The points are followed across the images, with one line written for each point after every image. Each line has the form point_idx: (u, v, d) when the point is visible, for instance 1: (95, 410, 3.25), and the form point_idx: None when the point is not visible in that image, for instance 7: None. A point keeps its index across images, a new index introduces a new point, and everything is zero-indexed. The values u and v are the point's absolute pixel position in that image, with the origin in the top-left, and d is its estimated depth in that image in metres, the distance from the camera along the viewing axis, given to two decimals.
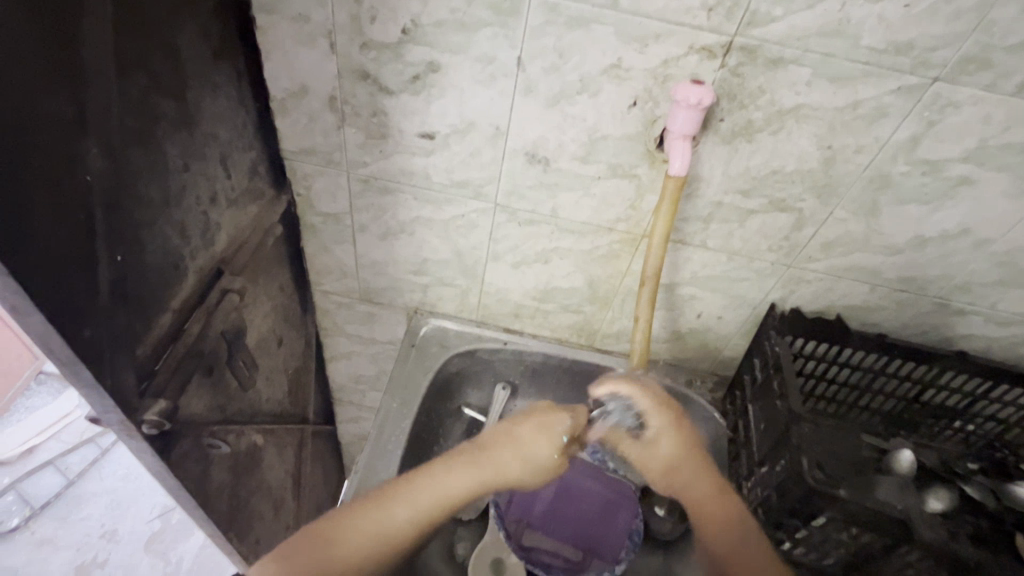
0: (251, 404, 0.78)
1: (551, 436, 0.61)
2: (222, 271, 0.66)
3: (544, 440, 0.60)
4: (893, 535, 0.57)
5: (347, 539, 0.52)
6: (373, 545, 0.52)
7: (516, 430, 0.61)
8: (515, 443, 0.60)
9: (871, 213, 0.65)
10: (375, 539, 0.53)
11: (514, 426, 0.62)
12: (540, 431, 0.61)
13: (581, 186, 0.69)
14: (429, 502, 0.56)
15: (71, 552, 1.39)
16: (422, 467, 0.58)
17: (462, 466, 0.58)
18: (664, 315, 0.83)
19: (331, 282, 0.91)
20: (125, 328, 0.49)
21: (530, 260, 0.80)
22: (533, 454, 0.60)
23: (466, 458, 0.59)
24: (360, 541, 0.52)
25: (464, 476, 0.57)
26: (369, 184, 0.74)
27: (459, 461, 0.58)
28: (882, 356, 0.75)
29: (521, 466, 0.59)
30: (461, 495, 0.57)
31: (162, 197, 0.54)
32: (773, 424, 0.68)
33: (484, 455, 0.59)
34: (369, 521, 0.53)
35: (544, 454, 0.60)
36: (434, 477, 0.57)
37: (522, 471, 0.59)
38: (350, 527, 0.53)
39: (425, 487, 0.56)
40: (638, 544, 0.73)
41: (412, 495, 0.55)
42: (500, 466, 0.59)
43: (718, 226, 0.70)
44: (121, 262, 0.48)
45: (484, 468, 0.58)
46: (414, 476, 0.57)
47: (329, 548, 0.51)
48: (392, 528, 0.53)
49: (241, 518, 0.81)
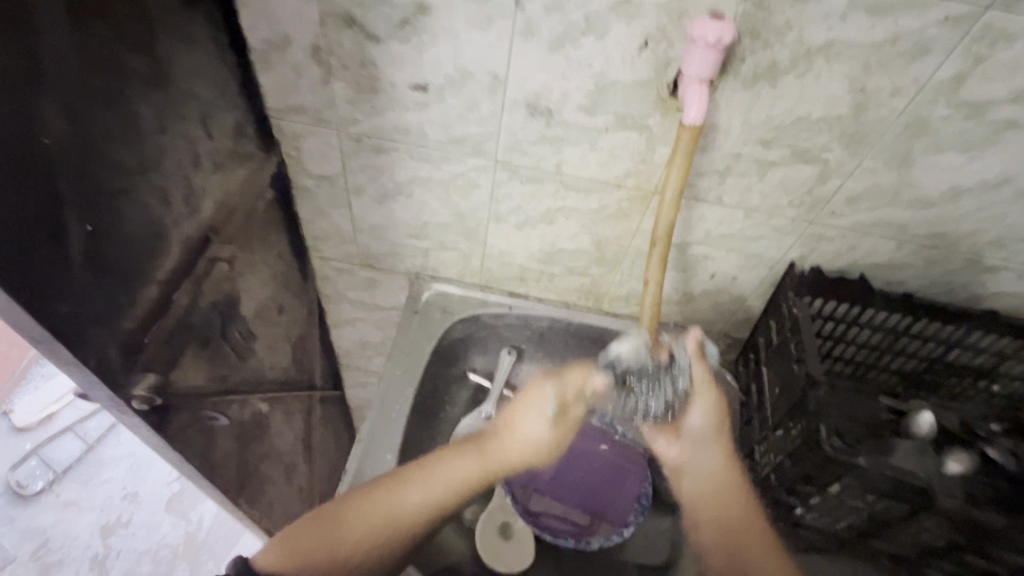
0: (253, 373, 0.77)
1: (537, 408, 0.59)
2: (211, 239, 0.63)
3: (531, 413, 0.59)
4: (913, 502, 0.56)
5: (357, 524, 0.52)
6: (386, 527, 0.52)
7: (508, 411, 0.61)
8: (519, 428, 0.59)
9: (904, 163, 0.60)
10: (388, 522, 0.52)
11: (514, 403, 0.61)
12: (536, 408, 0.59)
13: (587, 140, 0.64)
14: (441, 487, 0.55)
15: (96, 513, 1.44)
16: (435, 454, 0.58)
17: (471, 452, 0.58)
18: (676, 276, 0.80)
19: (330, 248, 0.88)
20: (105, 302, 0.47)
21: (535, 220, 0.76)
22: (526, 431, 0.59)
23: (473, 445, 0.58)
24: (371, 524, 0.52)
25: (473, 462, 0.57)
26: (361, 143, 0.69)
27: (469, 449, 0.58)
28: (904, 315, 0.71)
29: (517, 447, 0.59)
30: (470, 481, 0.56)
31: (138, 160, 0.50)
32: (789, 388, 0.65)
33: (488, 441, 0.59)
34: (380, 505, 0.53)
35: (533, 426, 0.59)
36: (445, 463, 0.57)
37: (519, 450, 0.59)
38: (360, 510, 0.52)
39: (438, 472, 0.56)
40: (647, 507, 0.75)
41: (426, 479, 0.55)
42: (504, 450, 0.58)
43: (735, 180, 0.65)
44: (94, 232, 0.45)
45: (489, 455, 0.58)
46: (426, 462, 0.57)
47: (339, 531, 0.51)
48: (407, 511, 0.53)
49: (251, 485, 0.81)
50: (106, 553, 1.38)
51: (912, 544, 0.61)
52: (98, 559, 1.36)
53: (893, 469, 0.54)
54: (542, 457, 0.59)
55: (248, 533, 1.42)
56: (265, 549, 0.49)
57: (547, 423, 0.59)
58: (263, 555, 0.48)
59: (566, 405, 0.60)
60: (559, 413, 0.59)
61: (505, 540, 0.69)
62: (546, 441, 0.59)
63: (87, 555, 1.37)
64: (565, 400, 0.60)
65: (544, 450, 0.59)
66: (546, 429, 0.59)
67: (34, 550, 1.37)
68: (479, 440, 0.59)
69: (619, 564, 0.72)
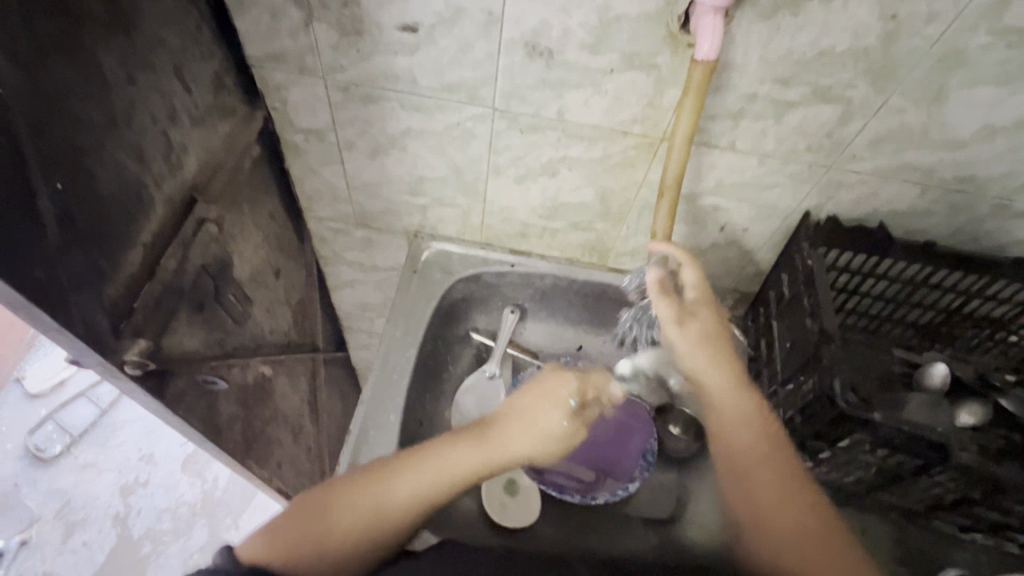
0: (252, 336, 0.75)
1: (554, 401, 0.57)
2: (196, 198, 0.60)
3: (549, 407, 0.56)
4: (927, 457, 0.54)
5: (346, 513, 0.50)
6: (373, 520, 0.51)
7: (518, 404, 0.58)
8: (521, 418, 0.57)
9: (934, 100, 0.55)
10: (377, 514, 0.51)
11: (520, 396, 0.59)
12: (545, 399, 0.57)
13: (591, 82, 0.59)
14: (434, 481, 0.53)
15: (114, 474, 1.48)
16: (431, 444, 0.55)
17: (470, 448, 0.54)
18: (684, 229, 0.76)
19: (324, 207, 0.85)
20: (85, 265, 0.45)
21: (536, 173, 0.72)
22: (540, 427, 0.56)
23: (471, 441, 0.55)
24: (357, 517, 0.50)
25: (470, 457, 0.54)
26: (349, 93, 0.65)
27: (468, 443, 0.55)
28: (924, 266, 0.68)
29: (527, 442, 0.55)
30: (468, 475, 0.54)
31: (106, 114, 0.47)
32: (801, 344, 0.63)
33: (491, 435, 0.56)
34: (369, 495, 0.51)
35: (551, 420, 0.56)
36: (440, 455, 0.54)
37: (527, 445, 0.55)
38: (350, 500, 0.51)
39: (432, 465, 0.53)
40: (652, 464, 0.74)
41: (418, 471, 0.53)
42: (507, 446, 0.55)
43: (751, 124, 0.61)
44: (64, 192, 0.42)
45: (493, 450, 0.55)
46: (420, 454, 0.54)
47: (325, 521, 0.50)
48: (398, 503, 0.51)
49: (260, 447, 0.81)
50: (126, 511, 1.42)
51: (922, 496, 0.61)
52: (120, 517, 1.41)
53: (907, 424, 0.52)
54: (553, 453, 0.56)
55: (262, 491, 1.46)
56: (248, 540, 0.48)
57: (564, 417, 0.56)
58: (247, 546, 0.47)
59: (585, 399, 0.58)
60: (579, 407, 0.56)
61: (512, 497, 0.69)
62: (559, 439, 0.56)
63: (109, 513, 1.42)
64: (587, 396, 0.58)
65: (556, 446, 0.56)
66: (564, 424, 0.56)
67: (58, 509, 1.42)
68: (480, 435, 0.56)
69: (626, 518, 0.72)
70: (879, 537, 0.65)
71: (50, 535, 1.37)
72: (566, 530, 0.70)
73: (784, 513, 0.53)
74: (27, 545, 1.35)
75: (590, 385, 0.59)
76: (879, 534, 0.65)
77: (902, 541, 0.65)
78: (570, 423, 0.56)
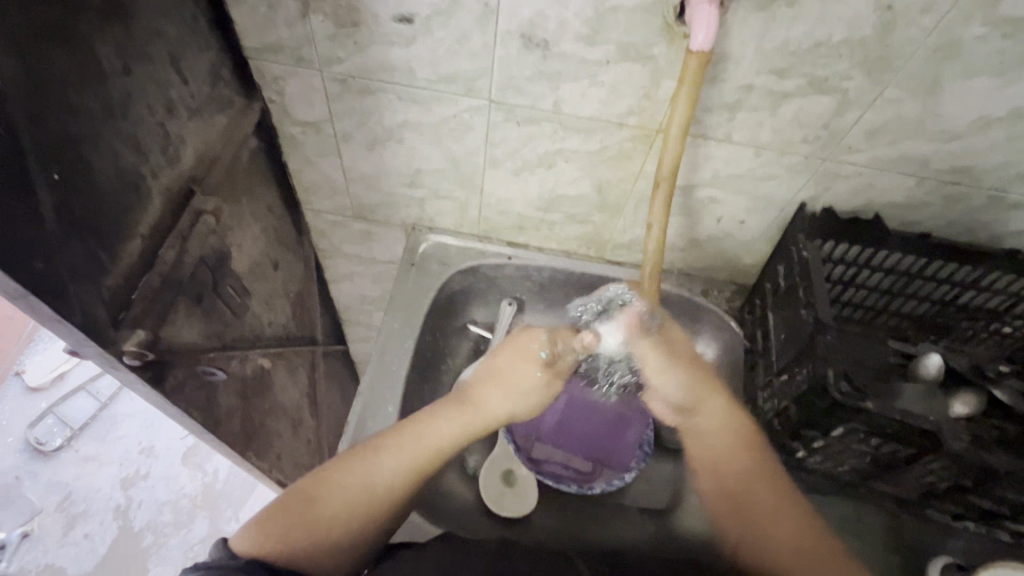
0: (251, 328, 0.76)
1: (528, 358, 0.58)
2: (193, 190, 0.60)
3: (521, 364, 0.58)
4: (919, 446, 0.55)
5: (337, 497, 0.51)
6: (364, 501, 0.51)
7: (492, 365, 0.59)
8: (499, 381, 0.58)
9: (929, 91, 0.55)
10: (367, 491, 0.51)
11: (496, 360, 0.60)
12: (518, 360, 0.58)
13: (587, 74, 0.59)
14: (420, 449, 0.54)
15: (115, 466, 1.49)
16: (413, 416, 0.56)
17: (451, 413, 0.56)
18: (680, 222, 0.77)
19: (321, 200, 0.85)
20: (83, 256, 0.45)
21: (533, 165, 0.72)
22: (513, 383, 0.58)
23: (451, 406, 0.57)
24: (348, 496, 0.51)
25: (452, 421, 0.56)
26: (346, 84, 0.65)
27: (448, 408, 0.57)
28: (919, 257, 0.69)
29: (503, 399, 0.57)
30: (451, 437, 0.55)
31: (103, 104, 0.47)
32: (796, 335, 0.64)
33: (469, 397, 0.58)
34: (358, 477, 0.51)
35: (524, 376, 0.58)
36: (425, 425, 0.55)
37: (504, 401, 0.57)
38: (340, 483, 0.51)
39: (416, 433, 0.54)
40: (649, 454, 0.75)
41: (404, 442, 0.54)
42: (484, 403, 0.57)
43: (747, 115, 0.61)
44: (61, 181, 0.43)
45: (473, 411, 0.57)
46: (403, 426, 0.55)
47: (316, 507, 0.50)
48: (387, 478, 0.52)
49: (260, 439, 0.82)
50: (128, 504, 1.43)
51: (915, 485, 0.61)
52: (121, 509, 1.42)
53: (900, 413, 0.53)
54: (530, 407, 0.58)
55: (262, 483, 1.47)
56: (239, 533, 0.47)
57: (537, 371, 0.58)
58: (241, 539, 0.47)
59: (555, 353, 0.59)
60: (550, 359, 0.58)
61: (509, 488, 0.70)
62: (532, 395, 0.58)
63: (110, 505, 1.43)
64: (557, 350, 0.59)
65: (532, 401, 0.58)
66: (539, 377, 0.58)
67: (60, 502, 1.43)
68: (458, 399, 0.58)
69: (622, 507, 0.73)
70: (873, 526, 0.66)
71: (52, 527, 1.38)
72: (563, 519, 0.71)
73: (769, 511, 0.55)
74: (29, 538, 1.36)
75: (561, 343, 0.60)
76: (872, 523, 0.66)
77: (895, 530, 0.65)
78: (547, 382, 0.58)
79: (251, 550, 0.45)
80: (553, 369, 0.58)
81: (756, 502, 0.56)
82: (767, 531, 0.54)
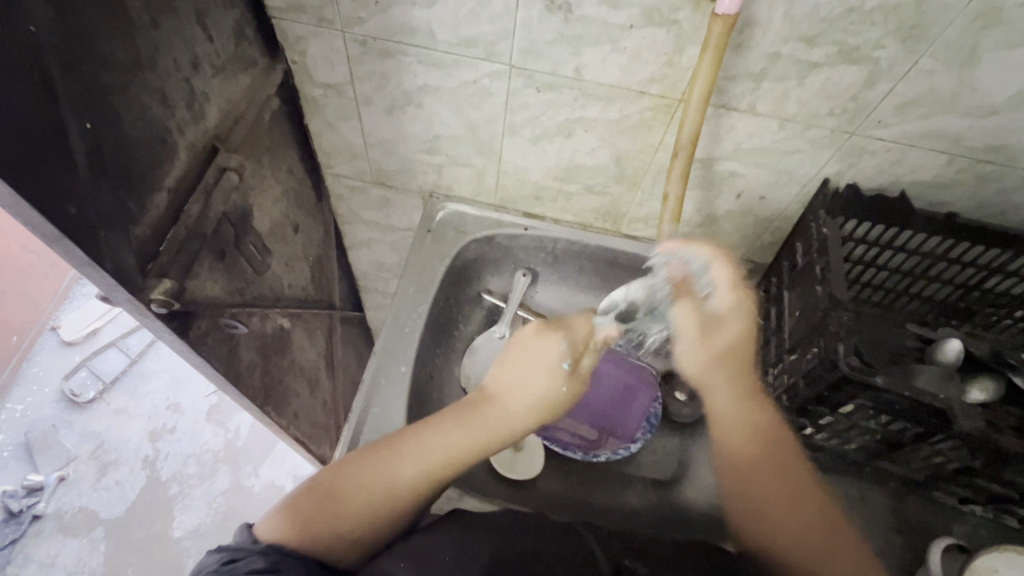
0: (271, 288, 0.78)
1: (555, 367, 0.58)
2: (217, 148, 0.62)
3: (546, 372, 0.58)
4: (928, 425, 0.54)
5: (356, 492, 0.50)
6: (385, 500, 0.51)
7: (512, 378, 0.58)
8: (515, 393, 0.57)
9: (967, 62, 0.53)
10: (386, 492, 0.51)
11: (511, 368, 0.59)
12: (544, 364, 0.58)
13: (609, 39, 0.58)
14: (441, 453, 0.53)
15: (144, 419, 1.56)
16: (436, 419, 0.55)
17: (472, 422, 0.55)
18: (699, 195, 0.76)
19: (341, 164, 0.86)
20: (114, 203, 0.47)
21: (551, 133, 0.72)
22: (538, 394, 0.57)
23: (471, 415, 0.56)
24: (365, 496, 0.50)
25: (473, 431, 0.54)
26: (367, 46, 0.65)
27: (467, 419, 0.55)
28: (945, 239, 0.67)
29: (525, 407, 0.56)
30: (469, 450, 0.54)
31: (131, 56, 0.48)
32: (809, 311, 0.63)
33: (489, 407, 0.56)
34: (378, 476, 0.51)
35: (549, 385, 0.57)
36: (438, 431, 0.54)
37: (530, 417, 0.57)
38: (360, 479, 0.51)
39: (435, 440, 0.53)
40: (655, 426, 0.76)
41: (423, 448, 0.53)
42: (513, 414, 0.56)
43: (772, 85, 0.59)
44: (93, 131, 0.44)
45: (492, 422, 0.55)
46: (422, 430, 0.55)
47: (335, 501, 0.50)
48: (400, 483, 0.51)
49: (279, 395, 0.85)
50: (155, 455, 1.50)
51: (923, 465, 0.61)
52: (149, 460, 1.49)
53: (911, 390, 0.52)
54: (547, 417, 0.58)
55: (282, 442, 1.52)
56: (264, 513, 0.49)
57: (562, 381, 0.58)
58: (263, 523, 0.49)
59: (577, 358, 0.60)
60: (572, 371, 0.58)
61: (517, 451, 0.71)
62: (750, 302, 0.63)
63: (139, 455, 1.50)
64: (579, 352, 0.60)
65: (751, 313, 0.62)
66: (561, 390, 0.58)
67: (93, 450, 1.51)
68: (483, 408, 0.56)
69: (626, 478, 0.74)
70: (878, 506, 0.66)
71: (86, 473, 1.46)
72: (569, 483, 0.73)
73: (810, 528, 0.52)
74: (65, 481, 1.45)
75: (583, 349, 0.61)
76: (877, 503, 0.66)
77: (900, 510, 0.66)
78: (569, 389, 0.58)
79: (276, 536, 0.46)
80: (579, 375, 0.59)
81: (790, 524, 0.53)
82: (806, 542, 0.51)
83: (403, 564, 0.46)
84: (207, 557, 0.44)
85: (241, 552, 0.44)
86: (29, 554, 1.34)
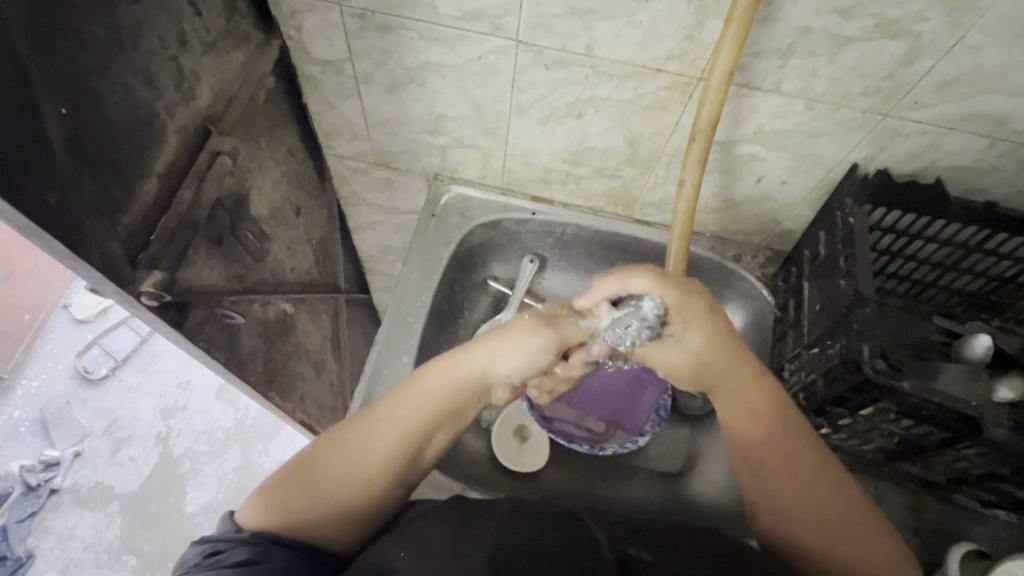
0: (273, 273, 0.76)
1: (515, 326, 0.57)
2: (210, 130, 0.59)
3: (510, 335, 0.56)
4: (956, 431, 0.52)
5: (336, 468, 0.49)
6: (369, 469, 0.50)
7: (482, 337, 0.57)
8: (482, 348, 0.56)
9: (1019, 37, 0.48)
10: (363, 464, 0.50)
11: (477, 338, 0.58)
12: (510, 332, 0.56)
13: (624, 11, 0.54)
14: (416, 410, 0.53)
15: (156, 397, 1.58)
16: (410, 379, 0.55)
17: (442, 375, 0.55)
18: (717, 180, 0.72)
19: (342, 144, 0.83)
20: (96, 190, 0.45)
21: (560, 113, 0.68)
22: (508, 352, 0.56)
23: (441, 369, 0.55)
24: (348, 471, 0.49)
25: (444, 384, 0.55)
26: (366, 20, 0.61)
27: (438, 372, 0.55)
28: (982, 230, 0.63)
29: (489, 353, 0.56)
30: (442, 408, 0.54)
31: (109, 34, 0.45)
32: (831, 306, 0.60)
33: (455, 359, 0.56)
34: (357, 447, 0.50)
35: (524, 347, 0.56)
36: (411, 388, 0.54)
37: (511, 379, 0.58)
38: (341, 455, 0.50)
39: (410, 400, 0.53)
40: (665, 419, 0.72)
41: (399, 410, 0.53)
42: (488, 369, 0.56)
43: (800, 62, 0.55)
44: (71, 117, 0.42)
45: (463, 376, 0.55)
46: (399, 392, 0.55)
47: (316, 478, 0.49)
48: (381, 450, 0.51)
49: (283, 380, 0.84)
50: (167, 432, 1.53)
51: (945, 469, 0.59)
52: (161, 437, 1.52)
53: (938, 396, 0.50)
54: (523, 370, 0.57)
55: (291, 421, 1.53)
56: (249, 499, 0.49)
57: (525, 333, 0.56)
58: (247, 508, 0.48)
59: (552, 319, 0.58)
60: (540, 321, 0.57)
61: (522, 443, 0.71)
62: (716, 325, 0.56)
63: (152, 433, 1.53)
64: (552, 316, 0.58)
65: (717, 336, 0.56)
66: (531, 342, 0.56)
67: (106, 426, 1.53)
68: (452, 363, 0.56)
69: (633, 469, 0.73)
70: (892, 505, 0.64)
71: (100, 449, 1.49)
72: (574, 476, 0.71)
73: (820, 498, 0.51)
74: (80, 457, 1.48)
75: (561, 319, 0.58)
76: (894, 504, 0.63)
77: (915, 510, 0.63)
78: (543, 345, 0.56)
79: (259, 523, 0.46)
80: (546, 321, 0.57)
81: (795, 494, 0.52)
82: (818, 512, 0.50)
83: (402, 552, 0.45)
84: (192, 551, 0.45)
85: (226, 543, 0.44)
86: (49, 526, 1.39)
